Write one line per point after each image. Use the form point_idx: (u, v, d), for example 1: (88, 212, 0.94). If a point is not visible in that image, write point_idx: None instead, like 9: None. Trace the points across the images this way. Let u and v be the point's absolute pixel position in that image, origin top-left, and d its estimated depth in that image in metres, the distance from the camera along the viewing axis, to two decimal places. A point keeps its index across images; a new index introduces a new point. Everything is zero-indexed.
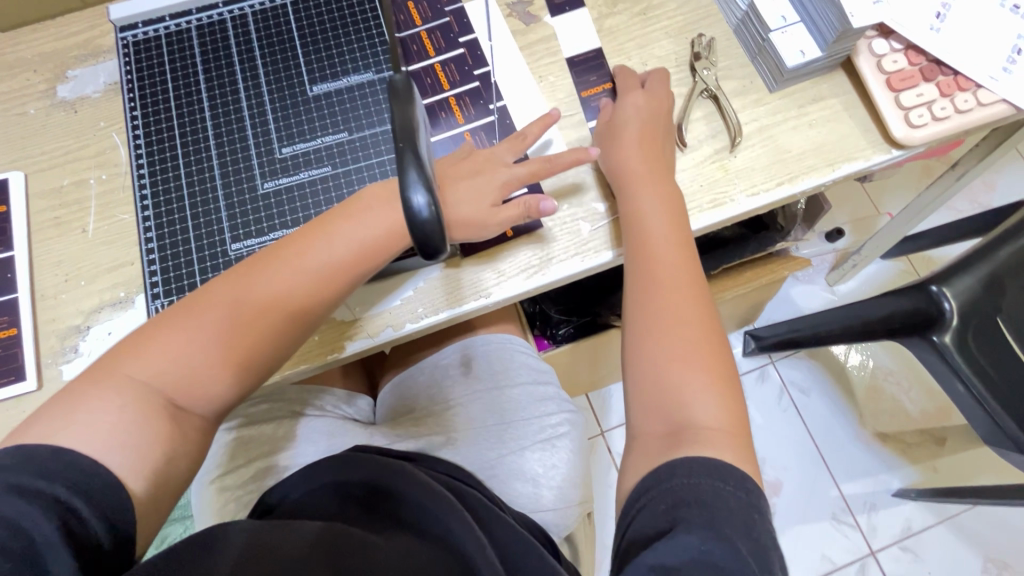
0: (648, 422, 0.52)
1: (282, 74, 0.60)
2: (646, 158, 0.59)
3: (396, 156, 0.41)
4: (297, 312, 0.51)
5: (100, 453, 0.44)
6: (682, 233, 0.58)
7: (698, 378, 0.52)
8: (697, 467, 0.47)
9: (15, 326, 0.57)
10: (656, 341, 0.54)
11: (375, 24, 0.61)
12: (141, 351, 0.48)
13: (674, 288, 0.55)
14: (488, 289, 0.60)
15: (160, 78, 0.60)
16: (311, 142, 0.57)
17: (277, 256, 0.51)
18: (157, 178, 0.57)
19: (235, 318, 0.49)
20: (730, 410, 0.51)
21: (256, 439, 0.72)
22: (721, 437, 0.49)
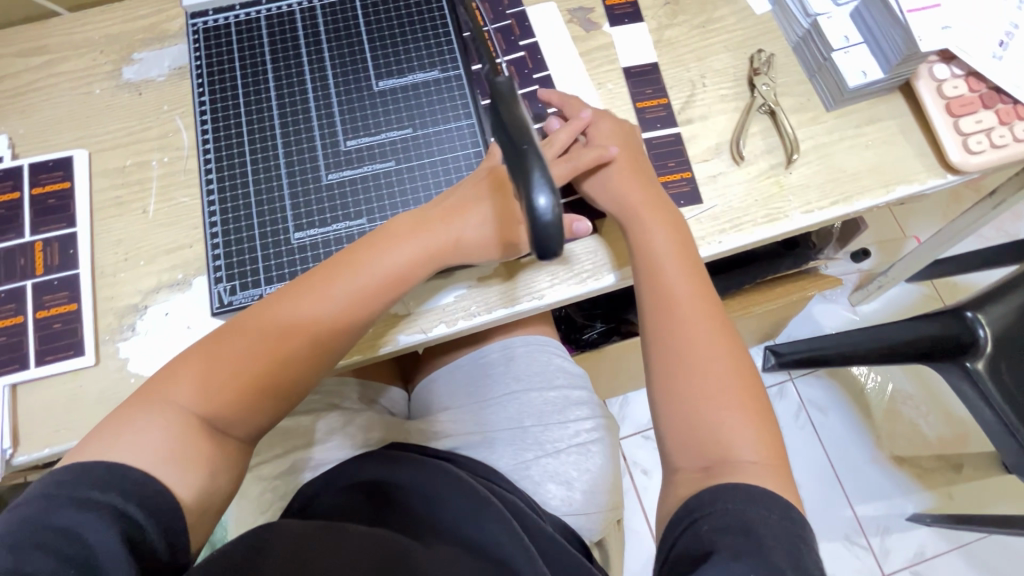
0: (681, 458, 0.52)
1: (348, 68, 0.60)
2: (636, 192, 0.58)
3: (516, 155, 0.35)
4: (334, 334, 0.51)
5: (151, 466, 0.44)
6: (692, 263, 0.57)
7: (732, 413, 0.52)
8: (742, 493, 0.47)
9: (75, 301, 0.58)
10: (685, 380, 0.53)
11: (442, 23, 0.62)
12: (173, 386, 0.48)
13: (692, 321, 0.55)
14: (542, 291, 0.60)
15: (228, 66, 0.61)
16: (375, 136, 0.58)
17: (310, 282, 0.51)
18: (223, 165, 0.58)
19: (268, 343, 0.50)
20: (769, 442, 0.51)
21: (294, 429, 0.72)
22: (764, 467, 0.50)
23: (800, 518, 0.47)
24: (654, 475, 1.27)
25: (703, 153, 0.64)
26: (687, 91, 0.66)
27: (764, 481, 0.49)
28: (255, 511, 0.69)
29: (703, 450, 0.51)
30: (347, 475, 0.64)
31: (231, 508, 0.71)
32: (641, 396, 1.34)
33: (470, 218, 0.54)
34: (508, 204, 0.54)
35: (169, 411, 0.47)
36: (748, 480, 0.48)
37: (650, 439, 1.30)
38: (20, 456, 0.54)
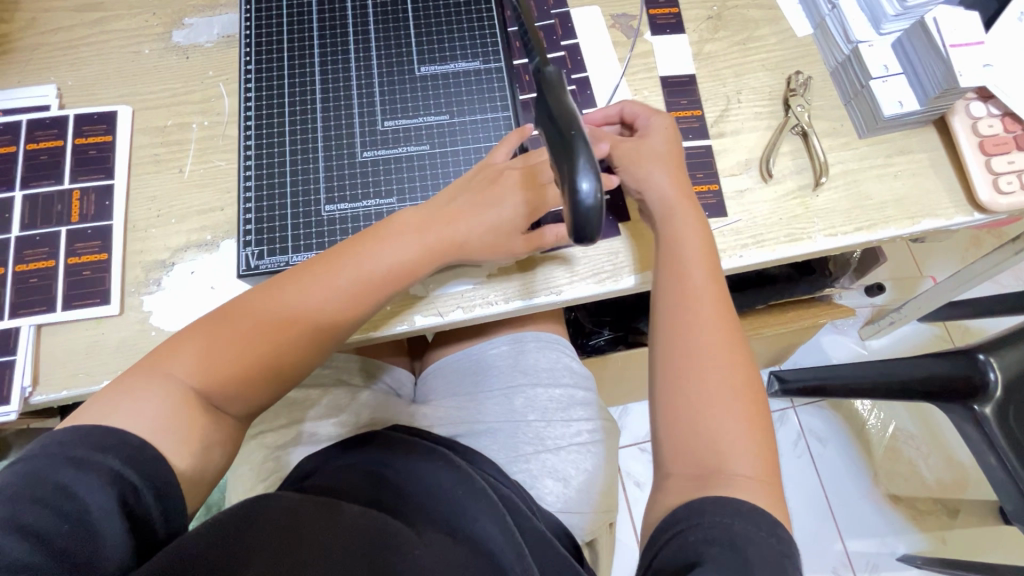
0: (677, 462, 0.51)
1: (393, 51, 0.62)
2: (682, 196, 0.59)
3: (566, 141, 0.36)
4: (334, 321, 0.51)
5: (148, 433, 0.45)
6: (717, 276, 0.57)
7: (735, 426, 0.51)
8: (731, 508, 0.46)
9: (106, 252, 0.59)
10: (691, 391, 0.52)
11: (488, 15, 0.63)
12: (174, 357, 0.48)
13: (711, 331, 0.54)
14: (560, 287, 0.61)
15: (277, 37, 0.62)
16: (413, 120, 0.59)
17: (321, 264, 0.52)
18: (262, 133, 0.59)
19: (270, 324, 0.50)
20: (766, 463, 0.51)
21: (302, 401, 0.74)
22: (761, 487, 0.49)
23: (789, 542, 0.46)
24: (647, 487, 1.27)
25: (732, 168, 0.64)
26: (722, 104, 0.67)
27: (757, 497, 0.48)
28: (251, 476, 0.71)
29: (698, 462, 0.50)
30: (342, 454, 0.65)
31: (233, 473, 0.73)
32: (642, 408, 1.34)
33: (474, 221, 0.54)
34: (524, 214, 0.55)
35: (166, 385, 0.47)
36: (745, 493, 0.48)
37: (647, 451, 1.30)
38: (37, 395, 0.55)
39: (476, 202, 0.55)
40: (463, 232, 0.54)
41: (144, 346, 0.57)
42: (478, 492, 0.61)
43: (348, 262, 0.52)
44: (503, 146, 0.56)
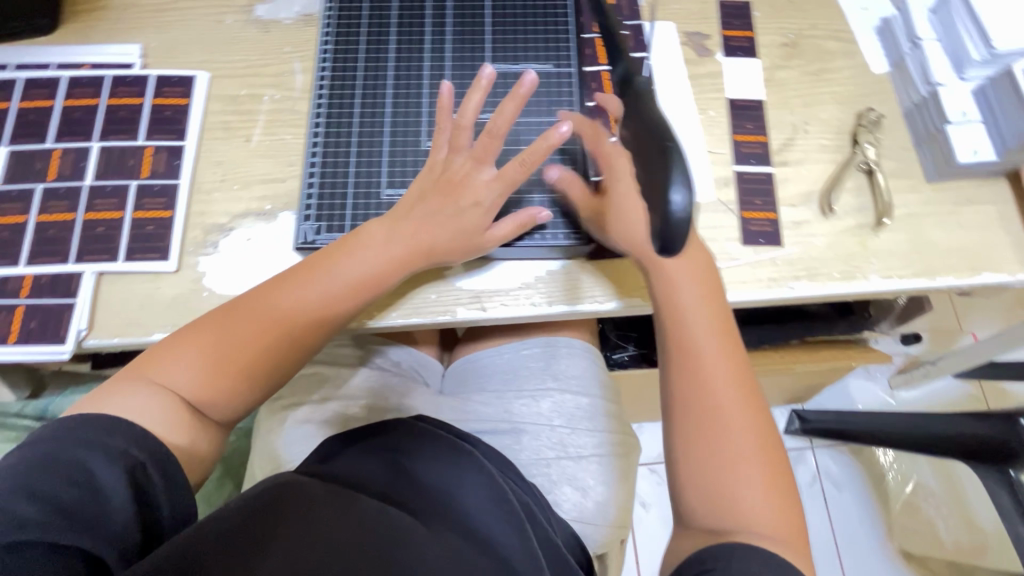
0: (694, 510, 0.51)
1: (466, 45, 0.63)
2: (663, 222, 0.55)
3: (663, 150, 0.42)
4: (317, 322, 0.54)
5: (139, 416, 0.48)
6: (719, 316, 0.55)
7: (752, 473, 0.50)
8: (755, 552, 0.45)
9: (170, 210, 0.61)
10: (697, 436, 0.52)
11: (565, 20, 0.64)
12: (161, 364, 0.50)
13: (715, 376, 0.53)
14: (606, 296, 0.61)
15: (356, 21, 0.64)
16: (479, 116, 0.60)
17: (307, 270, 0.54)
18: (332, 113, 0.60)
19: (254, 331, 0.52)
20: (786, 513, 0.50)
21: (333, 379, 0.75)
22: (782, 537, 0.48)
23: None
24: (653, 509, 1.26)
25: (792, 198, 0.63)
26: (787, 133, 0.66)
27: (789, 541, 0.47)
28: (276, 443, 0.73)
29: (718, 509, 0.49)
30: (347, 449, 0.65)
31: (259, 441, 0.75)
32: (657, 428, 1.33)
33: (438, 228, 0.55)
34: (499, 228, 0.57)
35: (155, 390, 0.49)
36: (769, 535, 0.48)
37: (657, 473, 1.28)
38: (91, 340, 0.57)
39: (442, 205, 0.55)
40: (443, 241, 0.56)
41: (197, 306, 0.58)
42: (488, 501, 0.60)
43: (331, 271, 0.54)
44: (439, 146, 0.56)
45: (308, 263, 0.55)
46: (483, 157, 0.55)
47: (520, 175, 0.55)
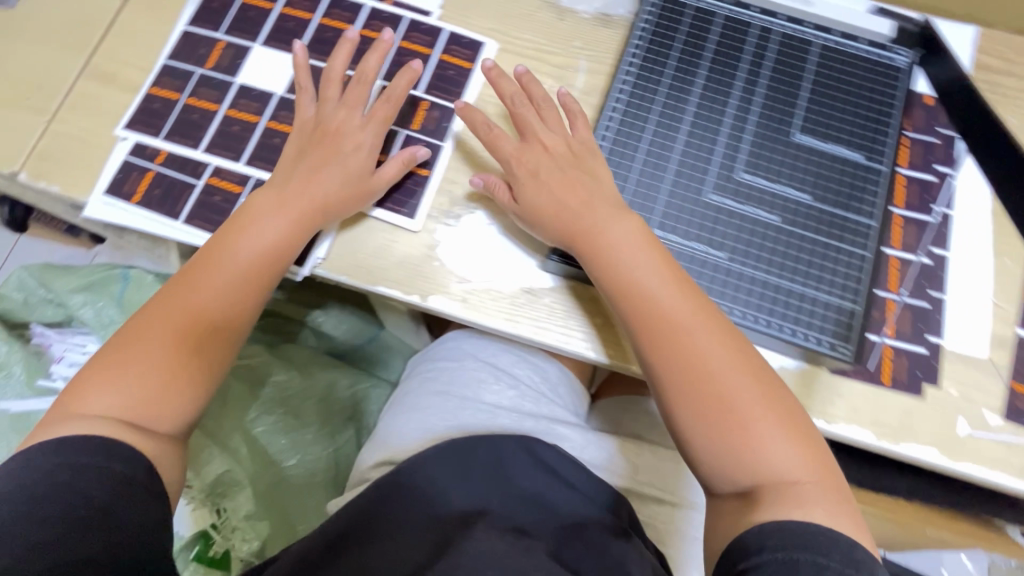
0: (717, 480, 0.46)
1: (778, 105, 0.58)
2: (575, 207, 0.54)
3: None
4: (260, 262, 0.54)
5: (105, 410, 0.46)
6: (634, 223, 0.52)
7: (767, 421, 0.46)
8: (809, 535, 0.40)
9: (427, 170, 0.60)
10: (699, 417, 0.47)
11: (888, 112, 0.58)
12: (83, 399, 0.47)
13: (639, 281, 0.50)
14: (839, 417, 0.54)
15: (669, 44, 0.60)
16: (773, 185, 0.55)
17: (230, 239, 0.54)
18: (620, 132, 0.58)
19: (169, 329, 0.50)
20: (812, 452, 0.46)
21: (484, 376, 0.71)
22: (818, 483, 0.45)
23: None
24: None
25: None
26: None
27: None
28: (400, 419, 0.71)
29: (742, 472, 0.45)
30: (416, 432, 0.68)
31: (393, 409, 0.73)
32: None
33: (328, 180, 0.56)
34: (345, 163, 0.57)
35: (80, 420, 0.45)
36: (819, 510, 0.43)
37: None
38: (321, 270, 0.58)
39: (322, 157, 0.57)
40: (326, 197, 0.56)
41: (426, 274, 0.58)
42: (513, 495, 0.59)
43: (253, 232, 0.54)
44: (310, 97, 0.60)
45: (219, 237, 0.55)
46: (382, 126, 0.59)
47: (394, 111, 0.60)
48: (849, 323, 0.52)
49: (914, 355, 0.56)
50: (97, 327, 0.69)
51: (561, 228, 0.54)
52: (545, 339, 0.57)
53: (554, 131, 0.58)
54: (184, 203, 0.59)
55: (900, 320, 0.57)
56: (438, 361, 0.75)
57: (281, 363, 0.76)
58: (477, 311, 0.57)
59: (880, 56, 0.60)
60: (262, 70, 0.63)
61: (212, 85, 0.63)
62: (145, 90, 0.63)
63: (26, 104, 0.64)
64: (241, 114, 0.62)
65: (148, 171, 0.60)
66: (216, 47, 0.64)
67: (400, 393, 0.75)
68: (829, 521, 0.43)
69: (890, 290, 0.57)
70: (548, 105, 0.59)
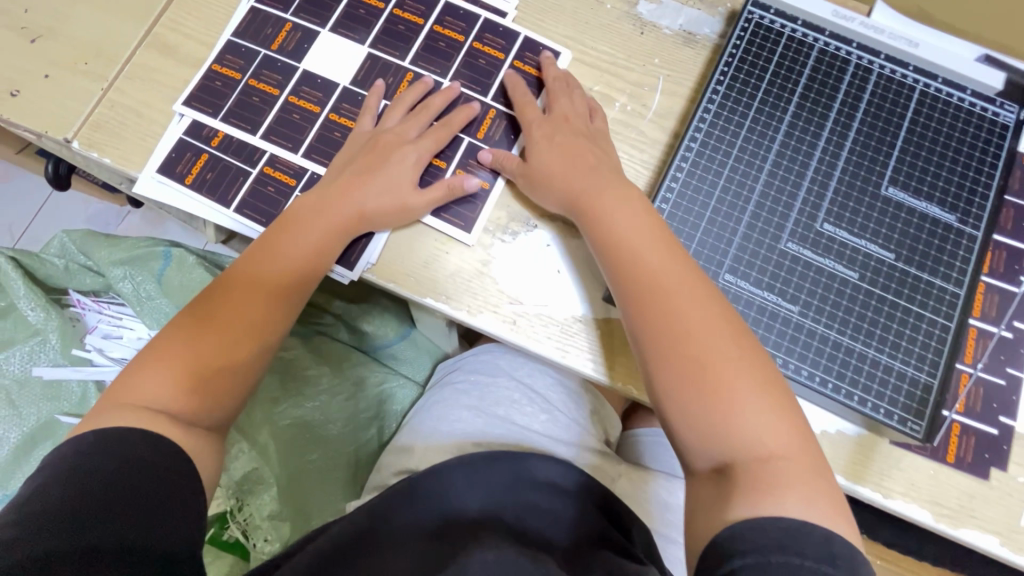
0: (694, 455, 0.43)
1: (868, 155, 0.55)
2: (580, 172, 0.54)
3: None
4: (316, 257, 0.52)
5: (163, 404, 0.44)
6: (626, 195, 0.52)
7: (749, 393, 0.43)
8: (783, 535, 0.36)
9: (487, 183, 0.58)
10: (677, 386, 0.44)
11: (988, 172, 0.54)
12: (140, 391, 0.45)
13: (630, 242, 0.49)
14: (895, 493, 0.51)
15: (757, 76, 0.57)
16: (856, 238, 0.52)
17: (285, 230, 0.53)
18: (698, 163, 0.55)
19: (219, 317, 0.48)
20: (795, 429, 0.42)
21: (517, 399, 0.70)
22: (800, 464, 0.41)
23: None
24: None
25: None
26: None
27: None
28: (426, 427, 0.69)
29: (718, 445, 0.42)
30: (438, 447, 0.66)
31: (421, 415, 0.72)
32: None
33: (373, 187, 0.54)
34: (394, 171, 0.55)
35: (135, 411, 0.43)
36: (794, 495, 0.39)
37: None
38: (369, 275, 0.56)
39: (371, 164, 0.55)
40: (366, 201, 0.54)
41: (476, 290, 0.56)
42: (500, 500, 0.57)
43: (309, 224, 0.53)
44: (367, 115, 0.58)
45: (274, 228, 0.53)
46: (433, 144, 0.57)
47: (451, 133, 0.57)
48: (923, 399, 0.49)
49: (984, 435, 0.52)
50: (136, 301, 0.68)
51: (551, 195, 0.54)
52: (593, 371, 0.54)
53: (578, 112, 0.57)
54: (237, 191, 0.57)
55: (972, 396, 0.53)
56: (472, 372, 0.73)
57: (313, 358, 0.75)
58: (526, 335, 0.55)
59: (986, 111, 0.56)
60: (327, 58, 0.61)
61: (275, 68, 0.61)
62: (206, 66, 0.61)
63: (84, 69, 0.62)
64: (302, 102, 0.60)
65: (203, 153, 0.58)
66: (282, 28, 0.62)
67: (424, 401, 0.74)
68: (805, 508, 0.39)
69: (965, 363, 0.54)
70: (573, 88, 0.59)
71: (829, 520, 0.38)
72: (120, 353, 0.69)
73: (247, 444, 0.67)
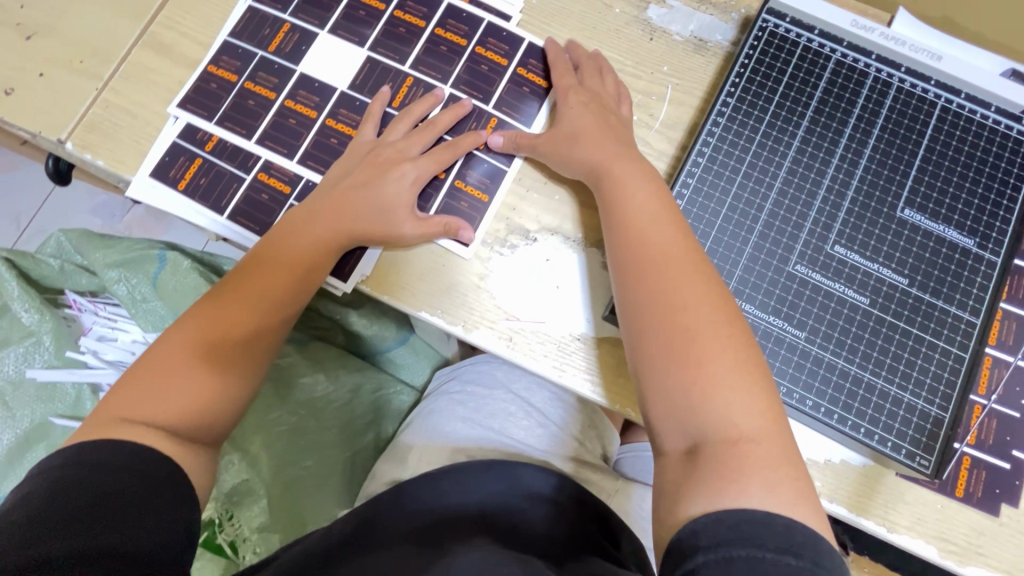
0: (665, 433, 0.41)
1: (884, 174, 0.52)
2: (604, 141, 0.52)
3: None
4: (318, 262, 0.52)
5: (168, 415, 0.43)
6: (640, 172, 0.50)
7: (731, 372, 0.40)
8: (744, 525, 0.34)
9: (486, 196, 0.56)
10: (660, 357, 0.42)
11: (1011, 194, 0.52)
12: (144, 409, 0.43)
13: (631, 216, 0.48)
14: (899, 527, 0.49)
15: (770, 88, 0.54)
16: (868, 262, 0.50)
17: (285, 237, 0.52)
18: (704, 180, 0.53)
19: (221, 326, 0.47)
20: (770, 415, 0.40)
21: (512, 411, 0.69)
22: (771, 449, 0.38)
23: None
24: None
25: None
26: None
27: None
28: (422, 430, 0.68)
29: (689, 423, 0.40)
30: (428, 457, 0.65)
31: (417, 421, 0.70)
32: None
33: (367, 201, 0.53)
34: (386, 186, 0.53)
35: (139, 426, 0.42)
36: (759, 481, 0.37)
37: None
38: (364, 286, 0.55)
39: (366, 178, 0.53)
40: (364, 206, 0.53)
41: (472, 304, 0.54)
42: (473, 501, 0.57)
43: (308, 230, 0.52)
44: (371, 121, 0.56)
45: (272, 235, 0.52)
46: (433, 165, 0.54)
47: (452, 154, 0.55)
48: (932, 433, 0.47)
49: (995, 469, 0.50)
50: (131, 303, 0.67)
51: (573, 163, 0.53)
52: (591, 391, 0.53)
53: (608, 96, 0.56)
54: (231, 197, 0.56)
55: (984, 429, 0.51)
56: (466, 384, 0.72)
57: (309, 364, 0.73)
58: (523, 353, 0.53)
59: (1011, 130, 0.53)
60: (326, 61, 0.59)
61: (272, 70, 0.59)
62: (203, 67, 0.60)
63: (79, 68, 0.60)
64: (299, 106, 0.58)
65: (197, 158, 0.57)
66: (280, 29, 0.60)
67: (420, 407, 0.73)
68: (766, 495, 0.36)
69: (978, 394, 0.51)
70: (605, 72, 0.57)
71: (795, 507, 0.36)
72: (114, 356, 0.68)
73: (239, 454, 0.65)
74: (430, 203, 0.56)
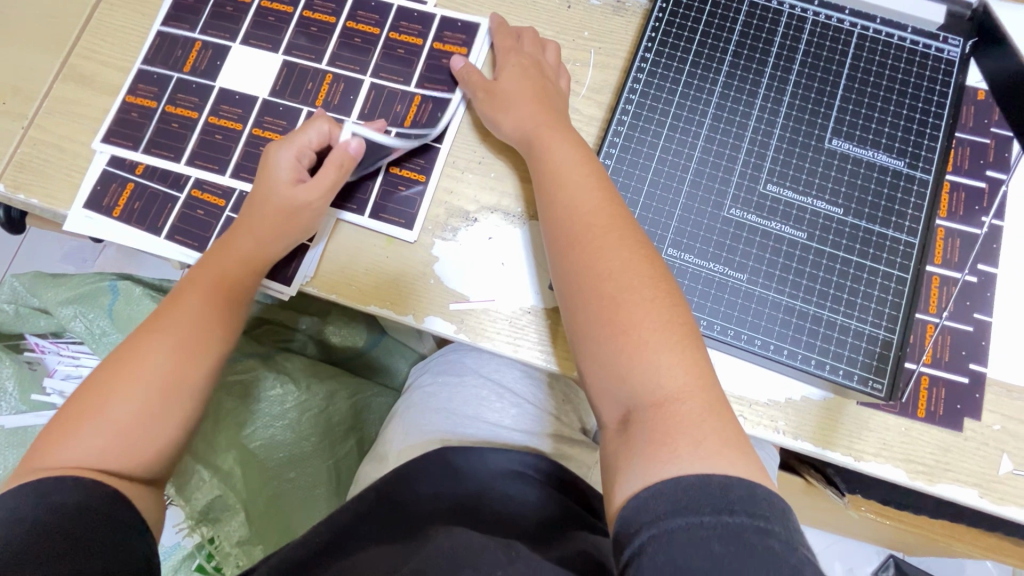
0: (602, 400, 0.42)
1: (808, 107, 0.52)
2: (536, 110, 0.52)
3: None
4: (242, 279, 0.51)
5: (105, 451, 0.43)
6: (570, 136, 0.50)
7: (655, 330, 0.40)
8: (681, 494, 0.34)
9: (422, 174, 0.56)
10: (596, 326, 0.42)
11: (937, 111, 0.52)
12: (55, 450, 0.43)
13: (558, 182, 0.47)
14: (863, 454, 0.49)
15: (688, 38, 0.54)
16: (801, 197, 0.51)
17: (210, 258, 0.51)
18: (631, 137, 0.53)
19: (147, 355, 0.46)
20: (695, 372, 0.40)
21: (484, 398, 0.69)
22: (696, 404, 0.38)
23: (782, 545, 0.32)
24: None
25: None
26: None
27: None
28: (397, 430, 0.68)
29: (619, 389, 0.40)
30: (406, 450, 0.65)
31: (391, 422, 0.70)
32: None
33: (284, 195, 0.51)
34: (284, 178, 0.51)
35: (64, 469, 0.42)
36: (687, 439, 0.37)
37: None
38: (310, 288, 0.55)
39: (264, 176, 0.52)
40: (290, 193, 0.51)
41: (419, 291, 0.54)
42: (446, 492, 0.56)
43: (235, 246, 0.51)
44: None
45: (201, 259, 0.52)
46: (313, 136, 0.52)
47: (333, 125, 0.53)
48: (883, 355, 0.47)
49: (954, 385, 0.50)
50: (90, 338, 0.67)
51: (507, 123, 0.53)
52: (544, 362, 0.53)
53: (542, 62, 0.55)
54: (166, 218, 0.56)
55: (939, 346, 0.51)
56: (437, 374, 0.72)
57: (276, 375, 0.70)
58: (474, 333, 0.53)
59: (929, 48, 0.53)
60: (244, 73, 0.59)
61: (191, 90, 0.59)
62: (123, 95, 0.60)
63: (2, 109, 0.60)
64: (223, 121, 0.58)
65: (129, 182, 0.57)
66: (192, 48, 0.60)
67: (394, 411, 0.72)
68: (700, 456, 0.36)
69: (929, 313, 0.52)
70: (546, 44, 0.57)
71: (733, 464, 0.36)
72: None
73: (208, 471, 0.64)
74: (367, 194, 0.56)
